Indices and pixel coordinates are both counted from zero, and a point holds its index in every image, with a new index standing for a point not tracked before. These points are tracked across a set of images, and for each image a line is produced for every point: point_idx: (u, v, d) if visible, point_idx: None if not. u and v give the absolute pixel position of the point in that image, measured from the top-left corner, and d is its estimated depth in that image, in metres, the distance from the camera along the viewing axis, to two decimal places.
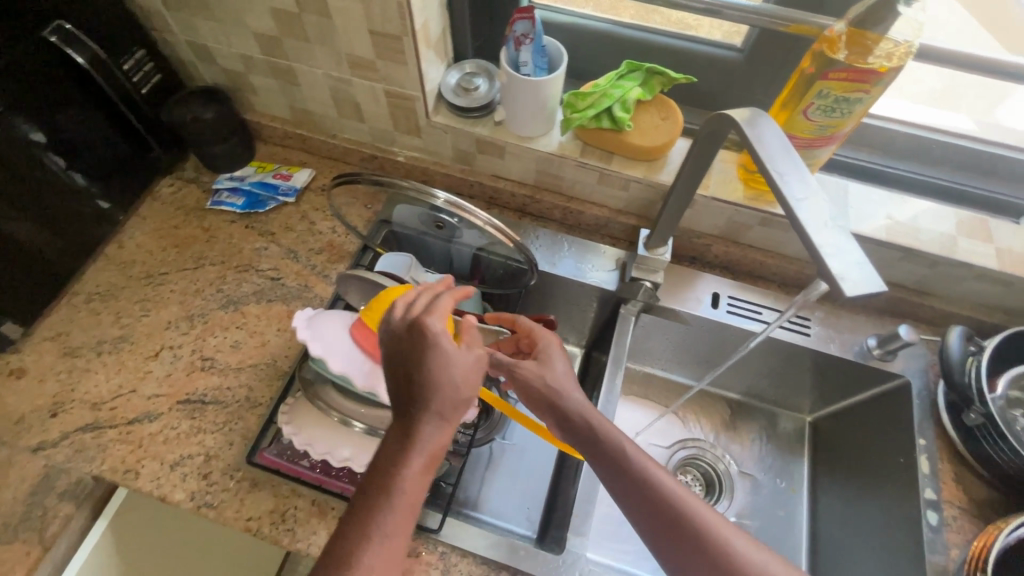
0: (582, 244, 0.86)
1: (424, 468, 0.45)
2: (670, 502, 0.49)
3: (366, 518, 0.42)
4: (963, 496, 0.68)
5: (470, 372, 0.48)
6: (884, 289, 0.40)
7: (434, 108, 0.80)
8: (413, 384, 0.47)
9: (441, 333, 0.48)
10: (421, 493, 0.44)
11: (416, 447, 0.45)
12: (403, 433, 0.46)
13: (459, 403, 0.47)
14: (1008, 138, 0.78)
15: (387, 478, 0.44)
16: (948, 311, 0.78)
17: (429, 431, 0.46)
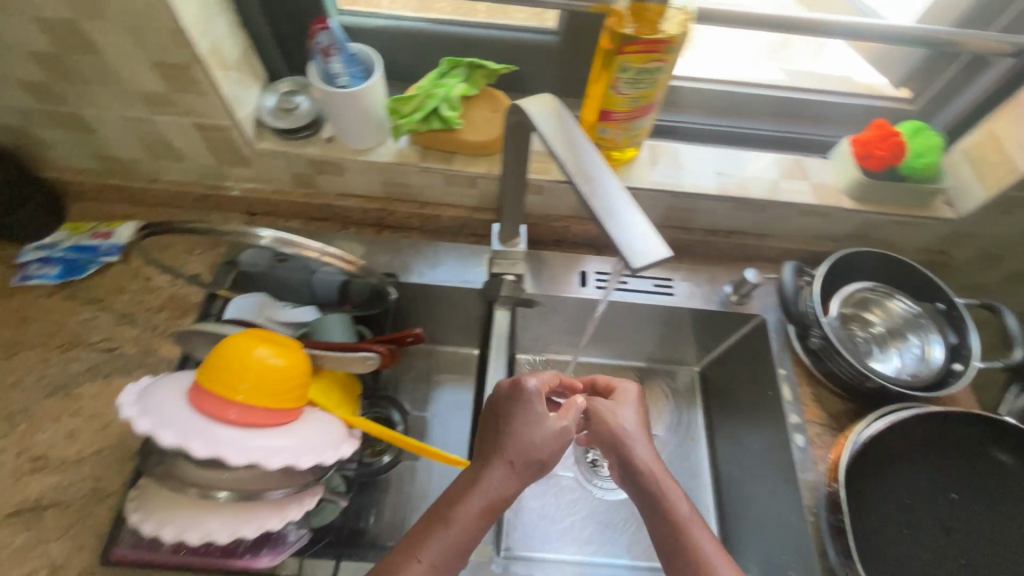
0: (447, 248, 0.85)
1: (482, 512, 0.54)
2: (691, 546, 0.56)
3: (409, 547, 0.53)
4: (821, 414, 0.75)
5: (551, 440, 0.58)
6: (666, 255, 0.42)
7: (256, 135, 0.75)
8: (498, 441, 0.57)
9: (535, 397, 0.59)
10: (466, 536, 0.53)
11: (478, 493, 0.55)
12: (471, 483, 0.55)
13: (524, 464, 0.56)
14: (808, 82, 0.85)
15: (444, 516, 0.54)
16: (786, 247, 0.85)
17: (495, 481, 0.55)
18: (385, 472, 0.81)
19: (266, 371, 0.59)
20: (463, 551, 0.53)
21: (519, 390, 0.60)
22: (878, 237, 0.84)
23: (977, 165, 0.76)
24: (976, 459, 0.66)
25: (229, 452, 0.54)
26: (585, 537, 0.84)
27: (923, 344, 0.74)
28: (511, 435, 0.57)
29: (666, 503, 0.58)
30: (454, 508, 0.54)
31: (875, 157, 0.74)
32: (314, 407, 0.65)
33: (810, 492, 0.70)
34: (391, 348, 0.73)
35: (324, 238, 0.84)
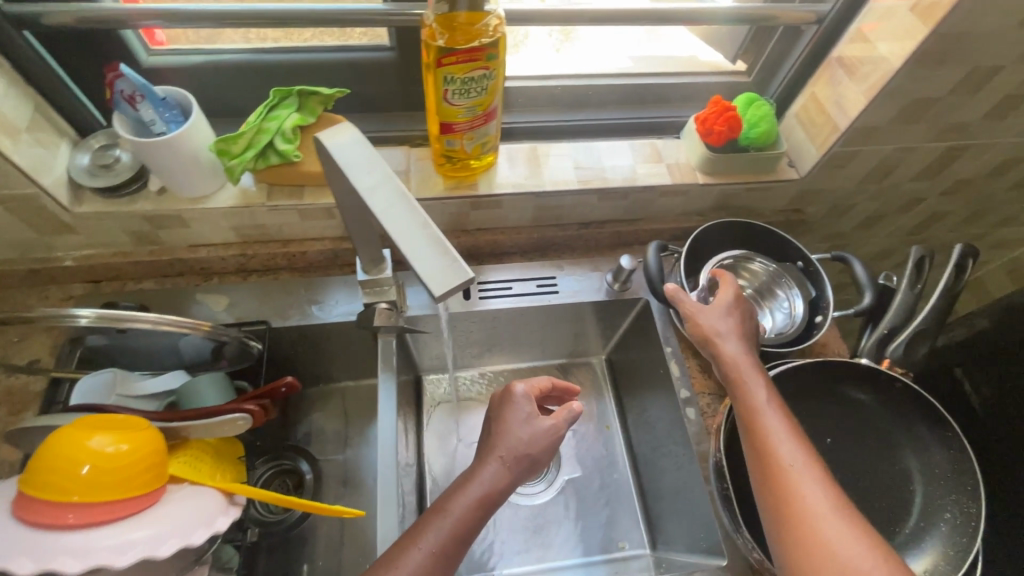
0: (323, 283, 0.82)
1: (477, 505, 0.58)
2: (766, 438, 0.56)
3: (404, 544, 0.56)
4: (709, 383, 0.78)
5: (537, 436, 0.63)
6: (466, 276, 0.39)
7: (73, 198, 0.68)
8: (489, 440, 0.63)
9: (521, 397, 0.65)
10: (460, 528, 0.57)
11: (471, 485, 0.59)
12: (464, 479, 0.60)
13: (518, 458, 0.61)
14: (653, 67, 0.88)
15: (439, 511, 0.58)
16: (657, 228, 0.88)
17: (490, 473, 0.60)
18: (298, 525, 0.79)
19: (105, 461, 0.52)
20: (458, 542, 0.57)
21: (504, 395, 0.66)
22: (738, 206, 0.88)
23: (807, 127, 0.81)
24: (843, 400, 0.70)
25: (63, 561, 0.49)
26: (521, 547, 0.81)
27: (789, 300, 0.78)
28: (499, 432, 0.63)
29: (753, 400, 0.59)
30: (448, 500, 0.58)
31: (714, 133, 0.77)
32: (182, 482, 0.60)
33: (705, 462, 0.72)
34: (264, 403, 0.68)
35: (182, 294, 0.78)
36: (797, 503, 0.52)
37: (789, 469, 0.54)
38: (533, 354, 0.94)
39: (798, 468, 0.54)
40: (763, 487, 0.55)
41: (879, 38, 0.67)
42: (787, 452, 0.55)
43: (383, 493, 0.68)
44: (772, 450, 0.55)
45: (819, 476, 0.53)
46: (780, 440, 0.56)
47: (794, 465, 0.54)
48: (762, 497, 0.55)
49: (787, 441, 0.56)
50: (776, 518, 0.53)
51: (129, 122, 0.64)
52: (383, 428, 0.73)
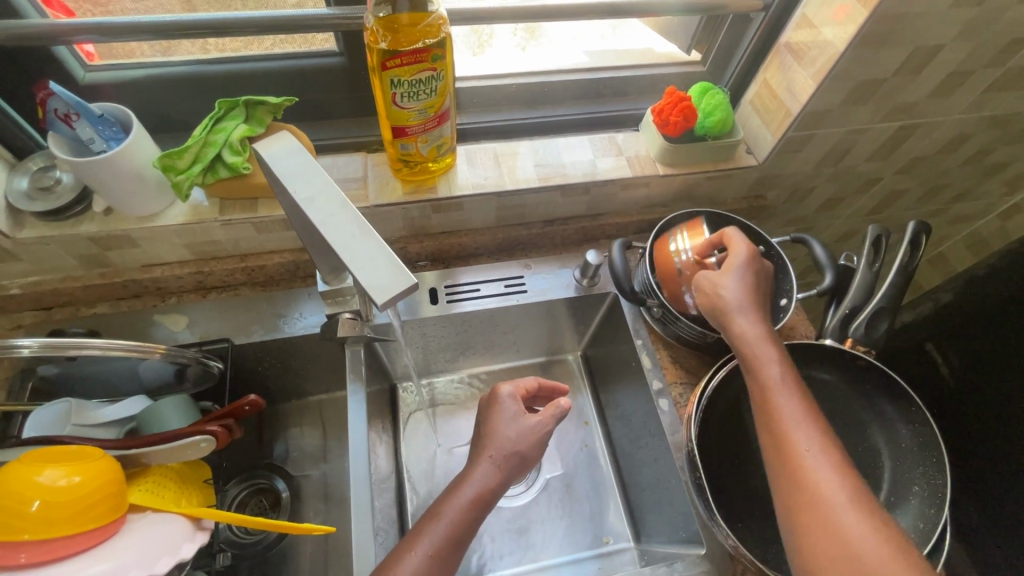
0: (285, 296, 0.80)
1: (472, 505, 0.59)
2: (778, 416, 0.56)
3: (401, 550, 0.56)
4: (681, 372, 0.79)
5: (525, 433, 0.64)
6: (410, 282, 0.38)
7: (13, 223, 0.65)
8: (481, 442, 0.64)
9: (507, 397, 0.66)
10: (457, 528, 0.58)
11: (464, 487, 0.60)
12: (458, 482, 0.61)
13: (513, 457, 0.62)
14: (608, 60, 0.88)
15: (434, 515, 0.59)
16: (621, 221, 0.88)
17: (483, 474, 0.61)
18: (276, 544, 0.78)
19: (56, 496, 0.50)
20: (455, 544, 0.57)
21: (490, 398, 0.67)
22: (701, 195, 0.88)
23: (762, 113, 0.82)
24: (812, 381, 0.70)
25: None
26: (505, 549, 0.80)
27: None
28: (489, 433, 0.64)
29: (767, 376, 0.58)
30: (443, 503, 0.59)
31: (671, 124, 0.77)
32: (143, 512, 0.58)
33: (680, 453, 0.72)
34: (227, 424, 0.66)
35: (139, 316, 0.76)
36: (805, 482, 0.52)
37: (800, 449, 0.53)
38: (507, 355, 0.94)
39: (811, 448, 0.53)
40: (776, 464, 0.54)
41: (823, 22, 0.68)
42: (797, 431, 0.54)
43: (357, 508, 0.66)
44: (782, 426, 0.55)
45: (832, 458, 0.53)
46: (794, 421, 0.55)
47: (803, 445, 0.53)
48: (773, 475, 0.55)
49: (800, 416, 0.55)
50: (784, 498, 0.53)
51: (68, 141, 0.62)
52: (354, 439, 0.71)
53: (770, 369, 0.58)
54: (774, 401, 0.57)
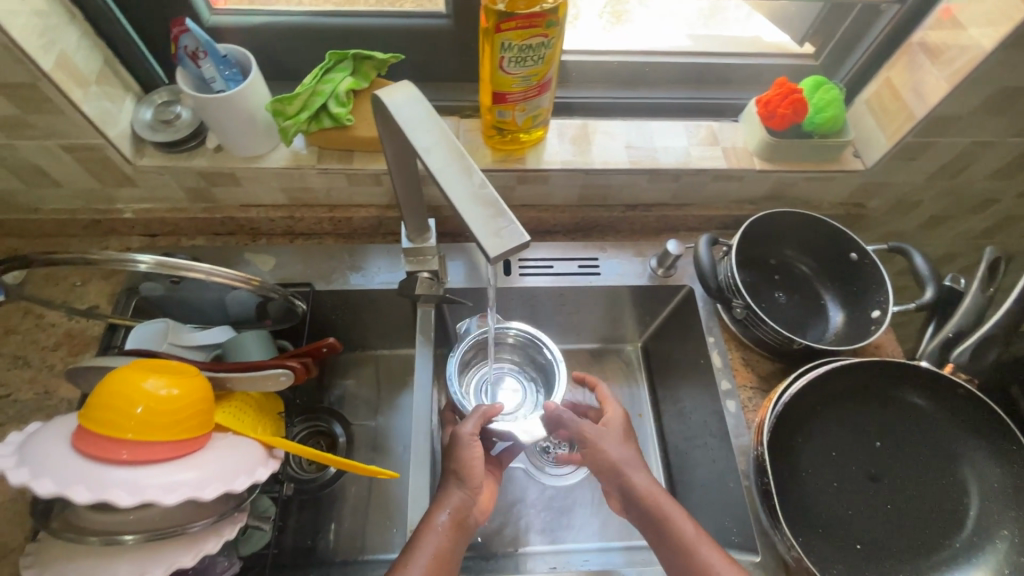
0: (366, 250, 0.83)
1: (449, 528, 0.59)
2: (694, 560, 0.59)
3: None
4: (753, 376, 0.76)
5: (476, 461, 0.63)
6: (524, 240, 0.38)
7: (135, 151, 0.71)
8: (444, 472, 0.65)
9: (464, 432, 0.65)
10: (440, 551, 0.58)
11: (436, 514, 0.60)
12: (429, 511, 0.61)
13: (467, 477, 0.63)
14: (715, 45, 0.85)
15: (415, 546, 0.58)
16: (706, 214, 0.85)
17: (452, 498, 0.61)
18: (332, 482, 0.82)
19: (158, 403, 0.54)
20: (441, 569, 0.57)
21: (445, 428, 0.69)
22: (795, 195, 0.84)
23: (878, 115, 0.76)
24: (898, 403, 0.67)
25: (116, 493, 0.50)
26: (546, 525, 0.81)
27: (832, 309, 0.78)
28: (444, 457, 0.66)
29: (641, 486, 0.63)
30: (419, 535, 0.59)
31: (778, 116, 0.73)
32: (226, 432, 0.61)
33: (743, 457, 0.70)
34: (306, 361, 0.69)
35: (232, 252, 0.80)
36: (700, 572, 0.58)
37: (687, 542, 0.60)
38: (568, 336, 0.92)
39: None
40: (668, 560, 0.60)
41: (972, 21, 0.63)
42: (683, 525, 0.61)
43: (416, 461, 0.69)
44: (668, 527, 0.61)
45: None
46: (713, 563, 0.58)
47: (690, 538, 0.60)
48: None
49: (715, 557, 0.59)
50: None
51: (192, 77, 0.66)
52: (419, 396, 0.73)
53: (631, 472, 0.64)
54: (654, 506, 0.62)
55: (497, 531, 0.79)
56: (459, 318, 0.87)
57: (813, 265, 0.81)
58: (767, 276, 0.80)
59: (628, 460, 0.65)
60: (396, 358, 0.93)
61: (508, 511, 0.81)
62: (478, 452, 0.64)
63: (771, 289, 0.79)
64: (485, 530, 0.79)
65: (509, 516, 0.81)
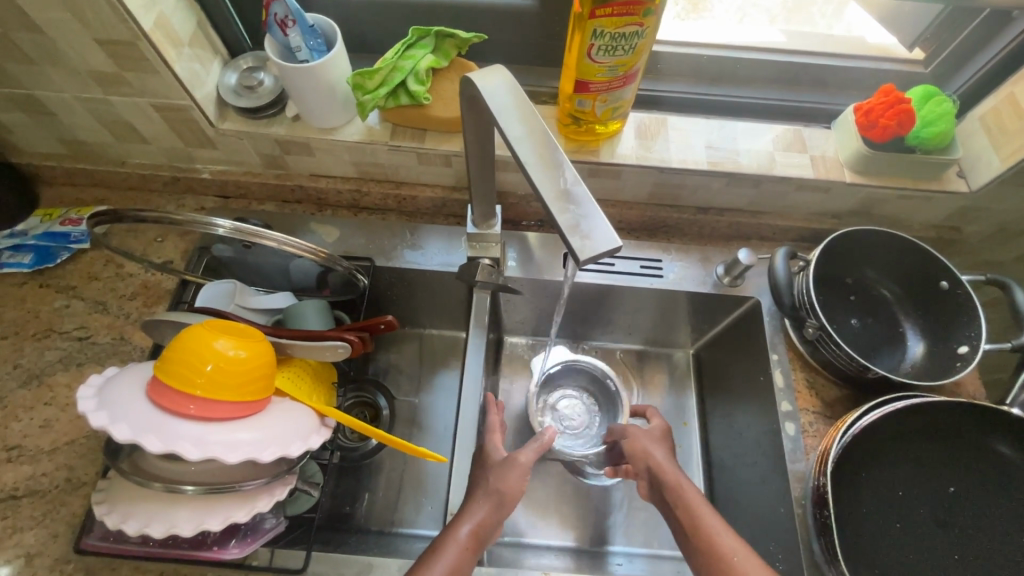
0: (428, 230, 0.82)
1: (469, 543, 0.58)
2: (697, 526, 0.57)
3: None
4: (816, 401, 0.72)
5: (517, 482, 0.63)
6: (615, 245, 0.38)
7: (219, 114, 0.72)
8: (477, 482, 0.64)
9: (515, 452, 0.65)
10: (458, 566, 0.56)
11: (460, 526, 0.59)
12: (453, 521, 0.59)
13: (504, 493, 0.61)
14: (813, 44, 0.79)
15: (433, 555, 0.56)
16: (782, 224, 0.80)
17: (477, 513, 0.60)
18: (371, 455, 0.83)
19: (226, 363, 0.55)
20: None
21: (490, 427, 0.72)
22: (883, 212, 0.78)
23: (993, 133, 0.69)
24: (974, 449, 0.63)
25: (184, 447, 0.51)
26: (580, 523, 0.79)
27: (912, 339, 0.73)
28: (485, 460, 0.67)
29: (672, 476, 0.62)
30: (442, 543, 0.57)
31: (879, 126, 0.68)
32: (283, 397, 0.62)
33: (799, 483, 0.67)
34: (363, 336, 0.70)
35: (299, 220, 0.81)
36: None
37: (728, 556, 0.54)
38: (620, 336, 0.89)
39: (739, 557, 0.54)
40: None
41: None
42: (723, 537, 0.56)
43: (462, 446, 0.69)
44: (703, 533, 0.56)
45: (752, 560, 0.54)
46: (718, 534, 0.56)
47: (729, 550, 0.55)
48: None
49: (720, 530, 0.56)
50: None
51: (278, 46, 0.66)
52: (469, 381, 0.73)
53: (654, 453, 0.66)
54: (687, 507, 0.59)
55: (531, 523, 0.78)
56: (512, 307, 0.86)
57: (895, 290, 0.76)
58: (844, 296, 0.76)
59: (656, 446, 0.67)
60: (444, 338, 0.93)
61: (543, 505, 0.79)
62: (523, 474, 0.63)
63: (846, 311, 0.75)
64: (518, 521, 0.78)
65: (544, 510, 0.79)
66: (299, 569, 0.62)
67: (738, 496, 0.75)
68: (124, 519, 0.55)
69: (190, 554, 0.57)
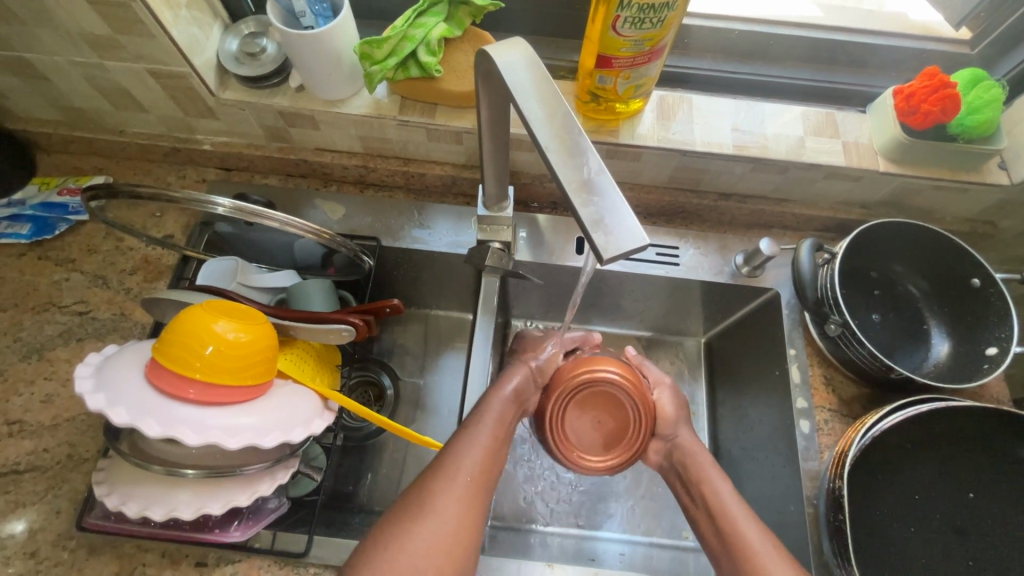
0: (435, 209, 0.80)
1: (513, 398, 0.59)
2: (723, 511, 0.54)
3: (454, 443, 0.54)
4: (832, 398, 0.70)
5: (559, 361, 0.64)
6: (642, 242, 0.35)
7: (219, 83, 0.69)
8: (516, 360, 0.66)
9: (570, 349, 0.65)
10: (504, 416, 0.57)
11: (502, 384, 0.60)
12: (494, 382, 0.61)
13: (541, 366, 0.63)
14: (852, 20, 0.74)
15: (479, 408, 0.57)
16: (807, 213, 0.77)
17: (519, 375, 0.61)
18: (375, 436, 0.81)
19: (227, 346, 0.53)
20: (502, 432, 0.56)
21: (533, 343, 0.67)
22: (914, 203, 0.74)
23: None
24: (999, 456, 0.61)
25: (183, 431, 0.50)
26: (583, 509, 0.77)
27: (938, 338, 0.70)
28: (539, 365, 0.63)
29: (696, 457, 0.60)
30: (486, 398, 0.58)
31: (920, 112, 0.64)
32: (286, 379, 0.60)
33: (811, 482, 0.65)
34: (367, 319, 0.67)
35: (303, 196, 0.79)
36: (728, 527, 0.53)
37: (751, 547, 0.51)
38: (630, 322, 0.86)
39: (764, 549, 0.51)
40: (699, 515, 0.56)
41: None
42: (718, 482, 0.57)
43: None
44: (703, 479, 0.57)
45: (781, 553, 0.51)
46: (743, 523, 0.53)
47: (725, 499, 0.55)
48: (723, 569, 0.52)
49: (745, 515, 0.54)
50: (712, 542, 0.54)
51: (281, 10, 0.62)
52: (476, 367, 0.71)
53: (681, 432, 0.62)
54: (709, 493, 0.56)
55: (535, 509, 0.77)
56: (521, 291, 0.84)
57: (924, 287, 0.72)
58: (868, 291, 0.72)
59: (682, 420, 0.63)
60: (450, 319, 0.90)
61: (549, 493, 0.78)
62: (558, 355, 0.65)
63: (869, 306, 0.72)
64: (523, 508, 0.77)
65: (548, 497, 0.78)
66: (301, 553, 0.62)
67: (746, 490, 0.73)
68: (123, 501, 0.55)
69: (191, 537, 0.57)
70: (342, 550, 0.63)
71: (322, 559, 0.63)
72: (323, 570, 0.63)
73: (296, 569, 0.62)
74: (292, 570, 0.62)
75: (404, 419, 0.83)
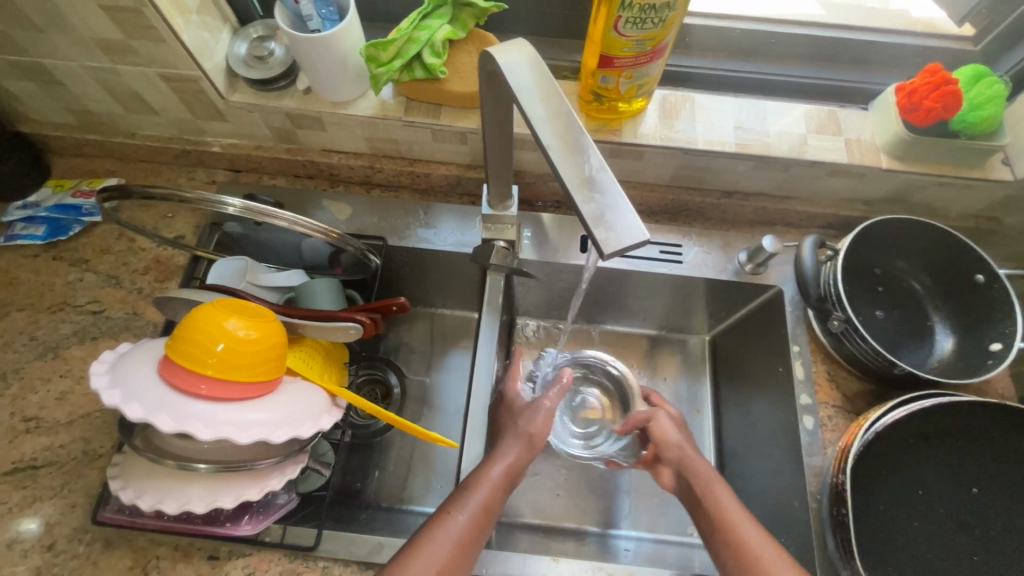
0: (441, 208, 0.81)
1: (501, 481, 0.59)
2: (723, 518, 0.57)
3: (427, 531, 0.54)
4: (836, 394, 0.70)
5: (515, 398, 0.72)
6: (644, 237, 0.36)
7: (229, 86, 0.70)
8: (507, 433, 0.65)
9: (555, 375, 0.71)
10: (490, 501, 0.57)
11: (492, 466, 0.60)
12: (485, 462, 0.61)
13: (530, 435, 0.64)
14: (853, 18, 0.74)
15: (463, 493, 0.58)
16: (810, 210, 0.77)
17: (508, 454, 0.62)
18: (382, 434, 0.82)
19: (237, 344, 0.54)
20: (486, 519, 0.57)
21: (530, 408, 0.67)
22: (917, 200, 0.75)
23: None
24: (1003, 450, 0.61)
25: (195, 427, 0.51)
26: (589, 506, 0.78)
27: (942, 335, 0.70)
28: (532, 433, 0.64)
29: (701, 472, 0.62)
30: (473, 482, 0.58)
31: (922, 109, 0.64)
32: (295, 376, 0.61)
33: (815, 478, 0.65)
34: (375, 317, 0.67)
35: (310, 196, 0.80)
36: (731, 533, 0.56)
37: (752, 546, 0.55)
38: (634, 320, 0.87)
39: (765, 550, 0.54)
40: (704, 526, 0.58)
41: None
42: (746, 528, 0.56)
43: (474, 429, 0.68)
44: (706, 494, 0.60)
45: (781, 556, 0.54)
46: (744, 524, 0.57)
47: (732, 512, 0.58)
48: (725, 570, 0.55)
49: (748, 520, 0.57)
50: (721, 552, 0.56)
51: (288, 13, 0.64)
52: (481, 365, 0.71)
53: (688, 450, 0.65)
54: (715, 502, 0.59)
55: (541, 505, 0.77)
56: (525, 289, 0.84)
57: (926, 282, 0.73)
58: (871, 287, 0.73)
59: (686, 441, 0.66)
60: (456, 317, 0.91)
61: (555, 488, 0.79)
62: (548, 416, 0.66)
63: (872, 302, 0.72)
64: (528, 504, 0.77)
65: (554, 494, 0.78)
66: (310, 547, 0.63)
67: (751, 486, 0.74)
68: (136, 495, 0.56)
69: (204, 530, 0.58)
70: (350, 544, 0.64)
71: (331, 554, 0.64)
72: (331, 563, 0.64)
73: (305, 563, 0.63)
74: (301, 564, 0.63)
75: (411, 417, 0.83)
